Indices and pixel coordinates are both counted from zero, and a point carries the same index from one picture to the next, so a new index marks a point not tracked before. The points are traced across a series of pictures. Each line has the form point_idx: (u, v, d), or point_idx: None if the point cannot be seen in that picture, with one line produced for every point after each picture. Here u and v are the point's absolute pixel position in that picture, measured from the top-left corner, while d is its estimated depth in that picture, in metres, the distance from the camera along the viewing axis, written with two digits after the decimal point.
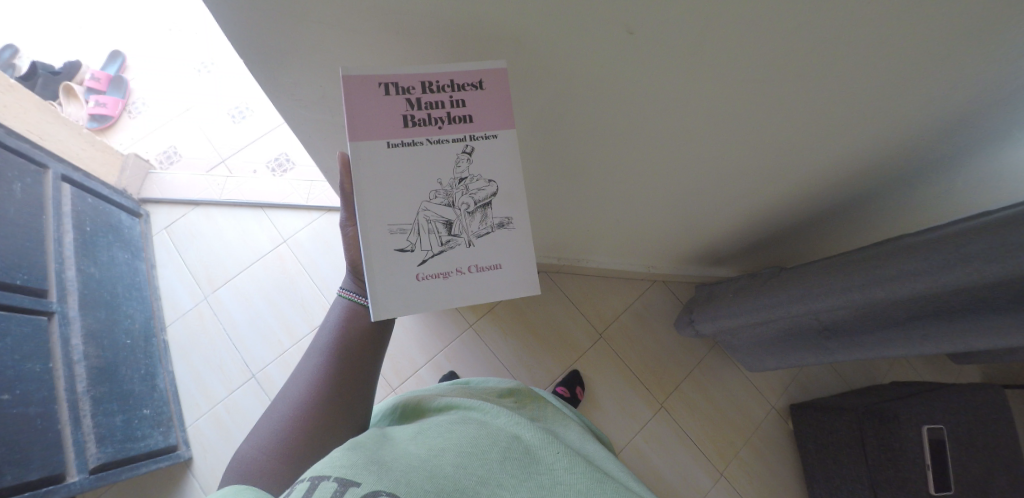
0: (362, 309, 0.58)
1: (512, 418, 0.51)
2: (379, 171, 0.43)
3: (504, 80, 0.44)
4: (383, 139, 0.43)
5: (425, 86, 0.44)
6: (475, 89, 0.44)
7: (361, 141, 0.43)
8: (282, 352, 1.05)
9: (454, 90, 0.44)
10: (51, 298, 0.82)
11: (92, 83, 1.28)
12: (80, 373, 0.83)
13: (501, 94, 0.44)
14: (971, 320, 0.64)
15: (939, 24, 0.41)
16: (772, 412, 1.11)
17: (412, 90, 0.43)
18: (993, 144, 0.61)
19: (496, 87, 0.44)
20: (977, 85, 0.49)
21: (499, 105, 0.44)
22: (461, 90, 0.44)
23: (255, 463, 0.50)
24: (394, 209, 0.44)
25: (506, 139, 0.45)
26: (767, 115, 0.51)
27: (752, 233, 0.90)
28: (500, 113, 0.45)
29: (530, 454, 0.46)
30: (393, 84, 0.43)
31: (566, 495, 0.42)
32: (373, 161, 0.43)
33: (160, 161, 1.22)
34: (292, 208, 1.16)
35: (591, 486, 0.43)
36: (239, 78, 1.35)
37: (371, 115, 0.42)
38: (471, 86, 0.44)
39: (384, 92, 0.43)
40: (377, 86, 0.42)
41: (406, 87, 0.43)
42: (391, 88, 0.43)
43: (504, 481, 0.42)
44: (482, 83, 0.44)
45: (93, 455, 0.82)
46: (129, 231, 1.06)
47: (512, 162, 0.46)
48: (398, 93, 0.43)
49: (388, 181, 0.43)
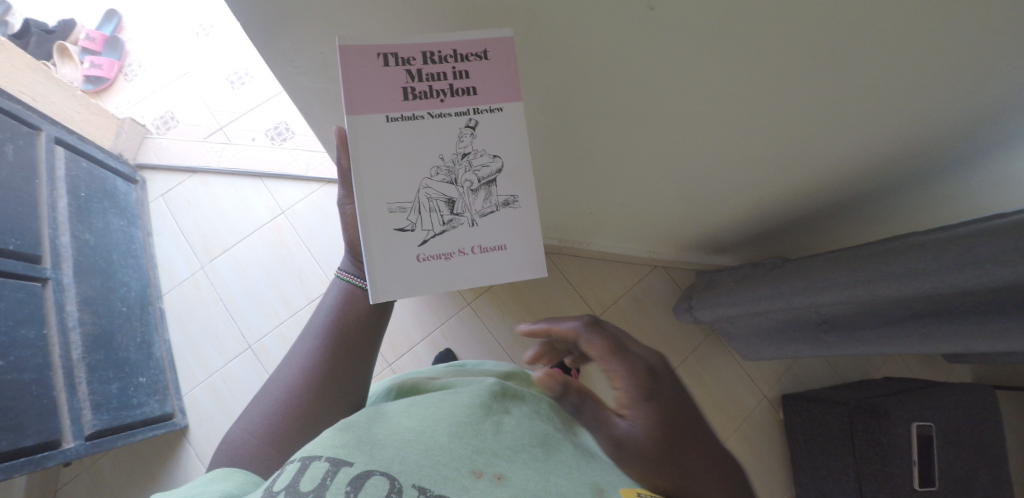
0: (360, 291, 0.56)
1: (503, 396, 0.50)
2: (378, 145, 0.41)
3: (510, 49, 0.42)
4: (382, 113, 0.41)
5: (427, 56, 0.42)
6: (480, 59, 0.42)
7: (359, 114, 0.41)
8: (279, 323, 1.05)
9: (457, 60, 0.42)
10: (45, 264, 0.81)
11: (87, 43, 1.24)
12: (75, 340, 0.83)
13: (507, 65, 0.42)
14: (974, 321, 0.63)
15: (976, 17, 0.39)
16: (764, 401, 1.14)
17: (413, 61, 0.42)
18: (1013, 142, 0.59)
19: (502, 58, 0.42)
20: (1008, 81, 0.47)
21: (504, 77, 0.43)
22: (464, 61, 0.42)
23: (248, 444, 0.51)
24: (394, 187, 0.42)
25: (512, 112, 0.44)
26: (785, 103, 0.49)
27: (758, 223, 0.89)
28: (506, 86, 0.43)
29: (524, 428, 0.46)
30: (393, 54, 0.41)
31: (563, 464, 0.42)
32: (371, 135, 0.41)
33: (156, 126, 1.20)
34: (291, 179, 1.14)
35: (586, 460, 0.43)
36: (238, 41, 1.30)
37: (370, 87, 0.41)
38: (475, 56, 0.42)
39: (383, 63, 0.41)
40: (376, 57, 0.41)
41: (407, 58, 0.41)
42: (390, 59, 0.41)
43: (500, 451, 0.42)
44: (487, 53, 0.42)
45: (89, 422, 0.82)
46: (125, 197, 1.05)
47: (518, 137, 0.44)
48: (398, 64, 0.41)
49: (387, 157, 0.42)
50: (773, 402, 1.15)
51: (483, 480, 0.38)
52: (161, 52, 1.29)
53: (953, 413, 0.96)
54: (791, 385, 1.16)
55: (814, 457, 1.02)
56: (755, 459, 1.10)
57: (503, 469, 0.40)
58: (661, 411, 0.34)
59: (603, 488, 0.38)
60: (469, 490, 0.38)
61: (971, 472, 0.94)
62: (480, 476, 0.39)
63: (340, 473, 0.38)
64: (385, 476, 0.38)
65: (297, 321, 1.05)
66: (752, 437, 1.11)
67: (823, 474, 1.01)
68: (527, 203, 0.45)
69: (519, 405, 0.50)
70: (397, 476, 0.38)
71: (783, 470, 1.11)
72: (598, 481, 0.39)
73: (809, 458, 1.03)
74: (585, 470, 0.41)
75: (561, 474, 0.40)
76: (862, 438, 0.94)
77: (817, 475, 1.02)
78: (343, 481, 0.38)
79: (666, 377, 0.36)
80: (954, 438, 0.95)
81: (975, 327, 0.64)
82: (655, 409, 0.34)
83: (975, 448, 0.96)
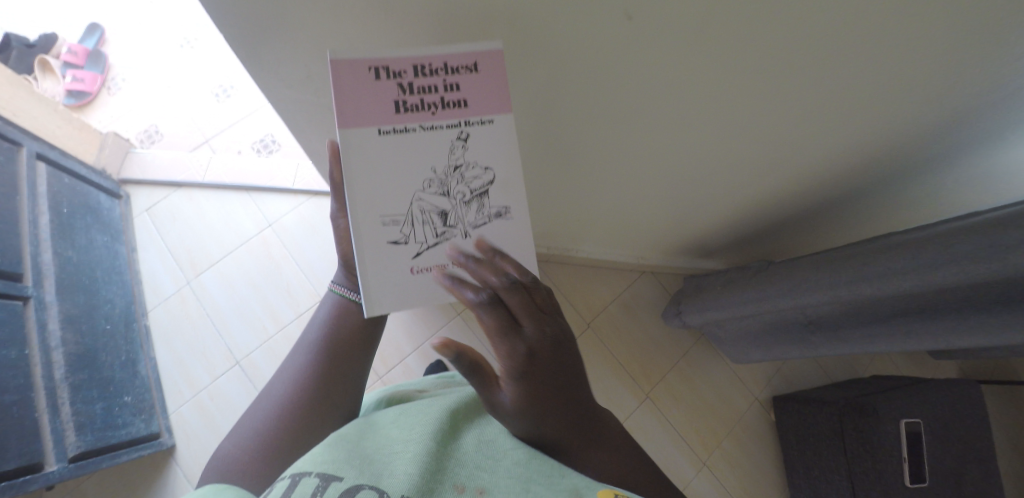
0: (353, 305, 0.55)
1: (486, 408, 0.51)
2: (370, 157, 0.41)
3: (500, 61, 0.42)
4: (375, 126, 0.41)
5: (417, 70, 0.42)
6: (470, 71, 0.42)
7: (351, 128, 0.41)
8: (267, 338, 1.03)
9: (448, 73, 0.42)
10: (27, 282, 0.79)
11: (69, 57, 1.23)
12: (58, 359, 0.81)
13: (497, 77, 0.43)
14: (954, 318, 0.65)
15: (941, 24, 0.41)
16: (755, 403, 1.15)
17: (404, 74, 0.42)
18: (984, 143, 0.61)
19: (492, 70, 0.42)
20: (975, 84, 0.49)
21: (494, 89, 0.43)
22: (455, 73, 0.42)
23: (236, 460, 0.50)
24: (387, 200, 0.42)
25: (502, 124, 0.44)
26: (764, 108, 0.51)
27: (743, 226, 0.90)
28: (496, 97, 0.43)
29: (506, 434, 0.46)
30: (384, 68, 0.41)
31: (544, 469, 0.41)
32: (364, 148, 0.41)
33: (140, 140, 1.19)
34: (278, 191, 1.13)
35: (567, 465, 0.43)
36: (224, 54, 1.30)
37: (362, 100, 0.41)
38: (465, 69, 0.42)
39: (374, 76, 0.41)
40: (367, 70, 0.41)
41: (397, 71, 0.42)
42: (382, 72, 0.41)
43: (484, 462, 0.42)
44: (477, 65, 0.42)
45: (72, 444, 0.80)
46: (108, 212, 1.03)
47: (509, 148, 0.44)
48: (389, 77, 0.42)
49: (379, 170, 0.42)
50: (764, 404, 1.16)
51: (466, 495, 0.38)
52: (145, 66, 1.28)
53: (940, 410, 0.98)
54: (782, 386, 1.17)
55: (806, 456, 1.04)
56: (748, 461, 1.11)
57: (486, 481, 0.40)
58: (532, 394, 0.39)
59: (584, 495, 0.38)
60: None
61: (960, 467, 0.96)
62: (463, 491, 0.39)
63: (329, 488, 0.38)
64: (375, 490, 0.38)
65: (285, 335, 1.04)
66: (744, 439, 1.12)
67: (814, 475, 1.02)
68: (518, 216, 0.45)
69: None
70: (387, 489, 0.38)
71: (775, 471, 1.12)
72: (581, 487, 0.39)
73: (801, 457, 1.05)
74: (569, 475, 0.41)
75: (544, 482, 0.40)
76: (852, 436, 0.95)
77: (809, 475, 1.03)
78: (333, 496, 0.37)
79: (546, 358, 0.39)
80: (943, 435, 0.97)
81: (955, 323, 0.65)
82: (524, 389, 0.39)
83: (963, 443, 0.97)
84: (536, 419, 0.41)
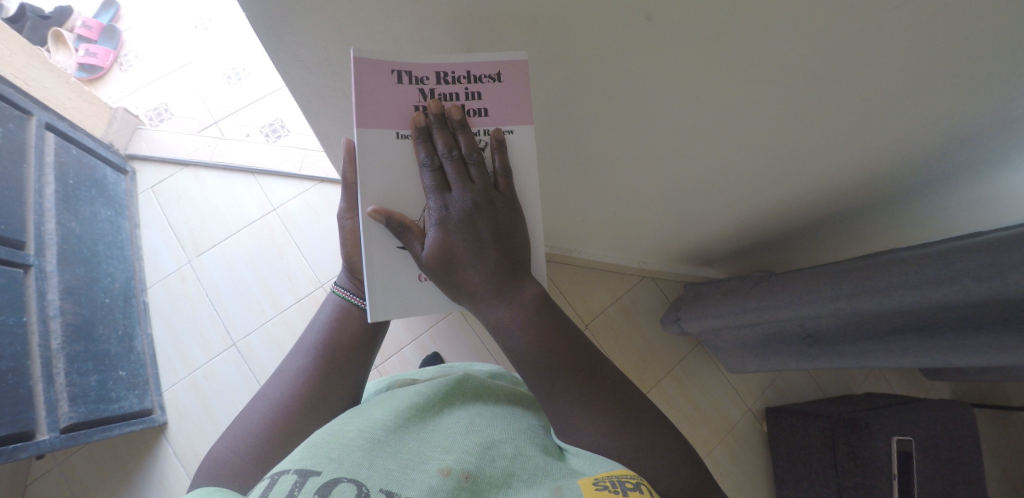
0: (356, 310, 0.57)
1: (474, 402, 0.51)
2: (385, 159, 0.43)
3: (523, 72, 0.43)
4: (393, 129, 0.43)
5: (440, 76, 0.43)
6: (493, 81, 0.43)
7: (369, 129, 0.42)
8: (265, 321, 1.03)
9: (471, 81, 0.44)
10: (29, 250, 0.79)
11: (83, 31, 1.24)
12: (56, 329, 0.81)
13: (519, 87, 0.44)
14: (951, 335, 0.65)
15: (956, 39, 0.41)
16: (748, 413, 1.15)
17: (426, 80, 0.43)
18: (992, 163, 0.61)
19: (514, 79, 0.43)
20: (987, 102, 0.49)
21: (515, 100, 0.44)
22: (478, 82, 0.44)
23: (232, 458, 0.50)
24: (400, 207, 0.44)
25: (522, 136, 0.45)
26: (775, 118, 0.51)
27: (747, 236, 0.91)
28: (517, 110, 0.44)
29: (493, 426, 0.46)
30: (407, 72, 0.43)
31: (527, 471, 0.41)
32: (379, 149, 0.43)
33: (149, 117, 1.19)
34: (284, 176, 1.13)
35: (550, 463, 0.42)
36: (238, 36, 1.31)
37: (381, 105, 0.42)
38: (489, 78, 0.43)
39: (397, 80, 0.42)
40: (390, 73, 0.42)
41: (420, 76, 0.43)
42: (404, 76, 0.43)
43: (470, 449, 0.42)
44: (500, 75, 0.43)
45: (64, 414, 0.80)
46: (114, 188, 1.03)
47: (531, 158, 0.45)
48: (412, 82, 0.43)
49: (393, 173, 0.43)
50: (757, 416, 1.16)
51: (449, 479, 0.38)
52: (159, 43, 1.29)
53: (932, 428, 0.98)
54: (776, 398, 1.18)
55: (796, 469, 1.04)
56: (740, 471, 1.11)
57: (470, 467, 0.40)
58: (443, 235, 0.43)
59: (563, 490, 0.39)
60: (436, 491, 0.37)
61: (950, 487, 0.96)
62: (448, 474, 0.39)
63: (307, 483, 0.37)
64: (352, 483, 0.37)
65: (283, 320, 1.03)
66: (736, 449, 1.12)
67: (805, 488, 1.03)
68: (532, 223, 0.47)
69: (492, 408, 0.50)
70: (364, 482, 0.38)
71: (765, 482, 1.12)
72: (563, 484, 0.39)
73: (791, 470, 1.05)
74: (552, 473, 0.41)
75: (524, 480, 0.40)
76: (843, 451, 0.95)
77: (799, 486, 1.04)
78: (311, 490, 0.37)
79: (456, 209, 0.43)
80: (932, 453, 0.97)
81: (952, 340, 0.66)
82: (438, 234, 0.43)
83: (953, 462, 0.98)
84: (446, 266, 0.43)
